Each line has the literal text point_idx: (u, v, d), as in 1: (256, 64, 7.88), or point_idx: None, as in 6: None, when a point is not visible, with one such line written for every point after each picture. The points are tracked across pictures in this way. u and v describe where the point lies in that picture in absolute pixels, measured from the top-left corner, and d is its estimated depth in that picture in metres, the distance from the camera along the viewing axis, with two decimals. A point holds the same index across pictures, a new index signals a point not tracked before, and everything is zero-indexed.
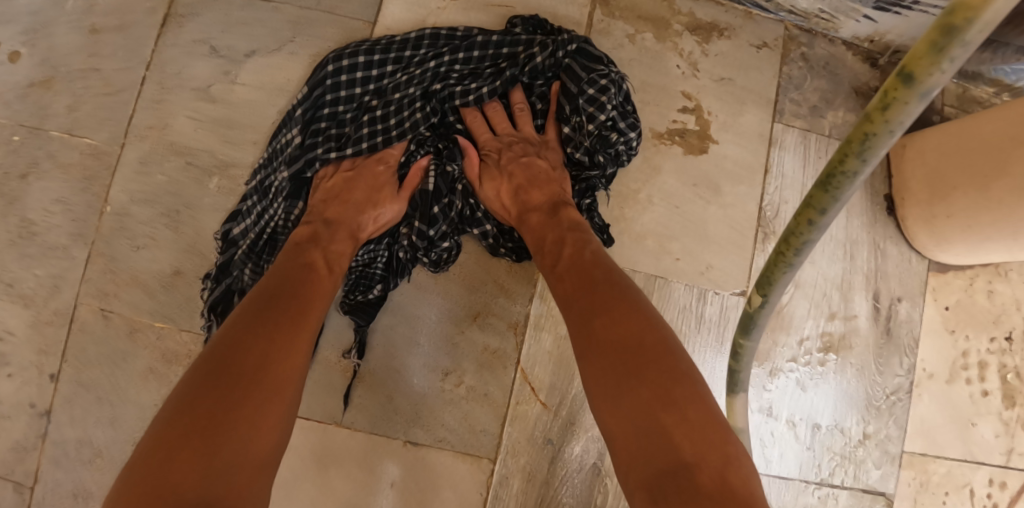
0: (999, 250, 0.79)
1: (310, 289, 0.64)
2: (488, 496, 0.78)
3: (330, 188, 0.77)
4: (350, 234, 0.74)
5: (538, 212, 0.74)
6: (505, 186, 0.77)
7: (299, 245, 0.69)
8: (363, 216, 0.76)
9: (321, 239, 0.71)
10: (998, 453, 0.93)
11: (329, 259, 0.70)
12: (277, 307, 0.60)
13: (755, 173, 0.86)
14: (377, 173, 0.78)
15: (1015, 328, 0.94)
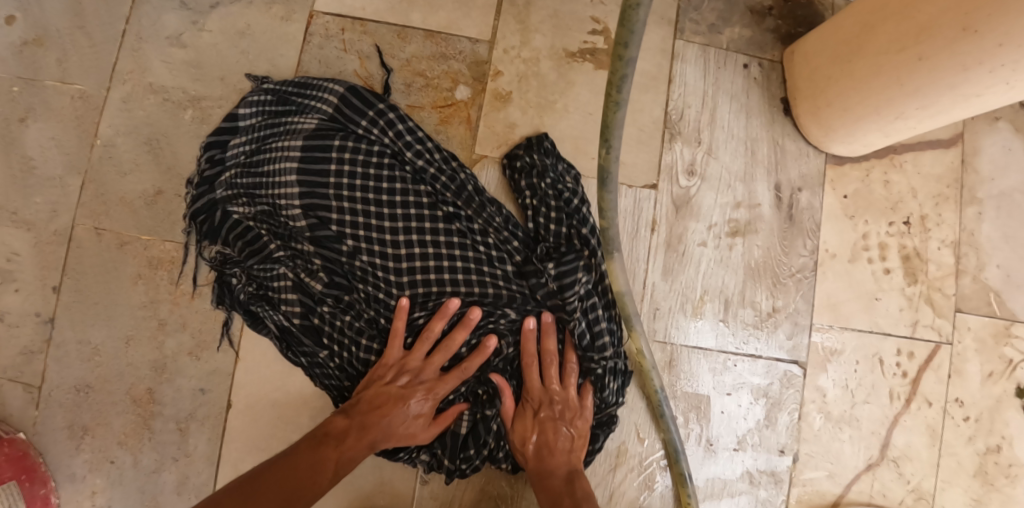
0: (874, 130, 0.90)
1: (317, 479, 0.77)
2: None
3: (373, 398, 0.83)
4: (372, 445, 0.82)
5: (556, 476, 0.83)
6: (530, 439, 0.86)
7: (325, 438, 0.80)
8: (400, 423, 0.83)
9: (349, 439, 0.80)
10: (904, 325, 1.02)
11: (341, 463, 0.79)
12: (304, 457, 0.78)
13: (659, 83, 0.98)
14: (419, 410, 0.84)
15: (911, 212, 1.04)
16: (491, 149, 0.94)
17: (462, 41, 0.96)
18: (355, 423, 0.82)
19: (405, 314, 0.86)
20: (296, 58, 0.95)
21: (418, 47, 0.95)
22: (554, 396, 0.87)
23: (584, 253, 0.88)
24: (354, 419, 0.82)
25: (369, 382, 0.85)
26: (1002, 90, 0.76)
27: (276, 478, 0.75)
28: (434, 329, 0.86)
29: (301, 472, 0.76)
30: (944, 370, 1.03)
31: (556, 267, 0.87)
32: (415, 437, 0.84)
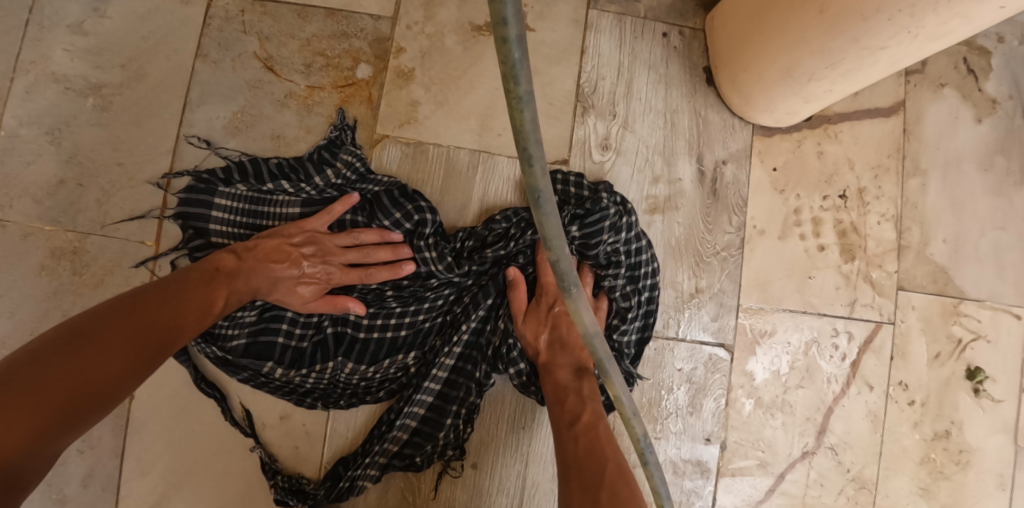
0: (792, 97, 0.85)
1: (207, 311, 0.76)
2: None
3: (279, 254, 0.83)
4: (254, 292, 0.82)
5: (563, 371, 0.84)
6: (543, 334, 0.86)
7: (215, 274, 0.78)
8: (285, 281, 0.83)
9: (238, 280, 0.79)
10: (841, 305, 0.96)
11: (229, 300, 0.79)
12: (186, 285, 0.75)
13: (571, 55, 0.94)
14: (309, 283, 0.85)
15: (848, 186, 0.98)
16: (393, 128, 0.91)
17: (363, 18, 0.93)
18: (244, 267, 0.80)
19: (317, 219, 0.86)
20: (197, 42, 0.93)
21: (320, 27, 0.93)
22: (564, 291, 0.88)
23: (610, 208, 0.86)
24: (243, 262, 0.81)
25: (269, 234, 0.85)
26: (905, 41, 0.70)
27: (163, 307, 0.72)
28: (364, 236, 0.87)
29: (190, 305, 0.74)
30: (886, 352, 0.97)
31: (580, 229, 0.85)
32: (290, 302, 0.85)
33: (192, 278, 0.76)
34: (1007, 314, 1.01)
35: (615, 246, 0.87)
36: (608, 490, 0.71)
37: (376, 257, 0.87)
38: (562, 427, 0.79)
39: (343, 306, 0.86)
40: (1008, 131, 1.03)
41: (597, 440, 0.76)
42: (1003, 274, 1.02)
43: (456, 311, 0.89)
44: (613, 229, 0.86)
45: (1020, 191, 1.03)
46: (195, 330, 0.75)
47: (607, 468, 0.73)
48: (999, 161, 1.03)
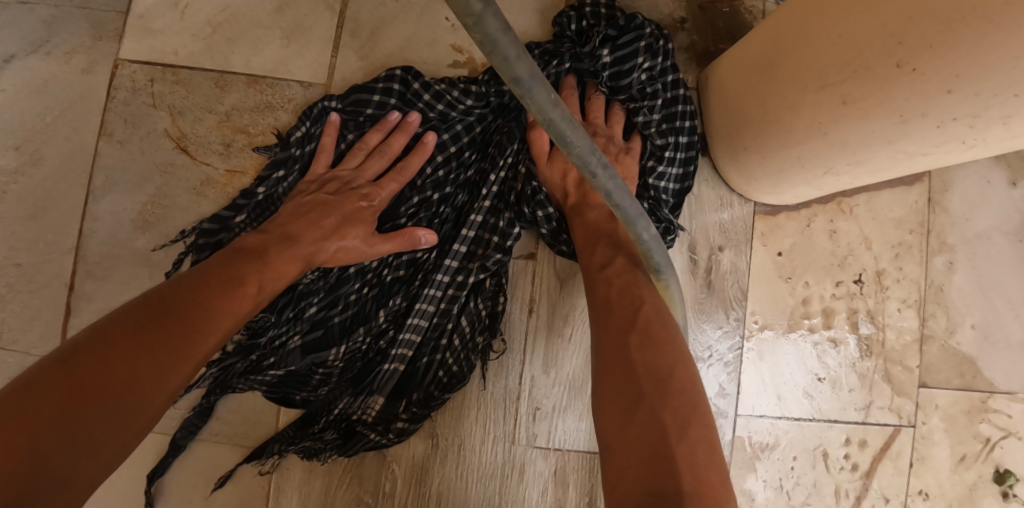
0: (799, 183, 0.70)
1: (240, 294, 0.61)
2: (270, 489, 0.75)
3: (304, 204, 0.71)
4: (306, 259, 0.68)
5: (595, 208, 0.73)
6: (573, 173, 0.75)
7: (237, 253, 0.64)
8: (328, 243, 0.69)
9: (267, 255, 0.65)
10: (854, 409, 0.84)
11: (265, 281, 0.64)
12: (214, 276, 0.61)
13: None
14: (357, 211, 0.71)
15: (865, 269, 0.85)
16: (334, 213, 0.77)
17: (291, 85, 0.80)
18: (272, 243, 0.66)
19: (333, 130, 0.75)
20: (99, 118, 0.78)
21: (241, 97, 0.79)
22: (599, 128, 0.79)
23: (646, 26, 0.77)
24: (272, 233, 0.68)
25: (297, 193, 0.73)
26: (957, 150, 0.53)
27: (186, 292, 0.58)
28: (367, 140, 0.76)
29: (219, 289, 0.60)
30: (904, 460, 0.85)
31: (612, 52, 0.78)
32: (358, 246, 0.71)
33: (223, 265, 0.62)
34: None
35: (643, 62, 0.78)
36: (640, 329, 0.62)
37: (391, 146, 0.75)
38: (590, 272, 0.69)
39: (416, 236, 0.73)
40: None
41: (629, 273, 0.67)
42: None
43: (478, 169, 0.79)
44: (648, 59, 0.78)
45: None
46: (232, 315, 0.60)
47: (643, 304, 0.64)
48: None
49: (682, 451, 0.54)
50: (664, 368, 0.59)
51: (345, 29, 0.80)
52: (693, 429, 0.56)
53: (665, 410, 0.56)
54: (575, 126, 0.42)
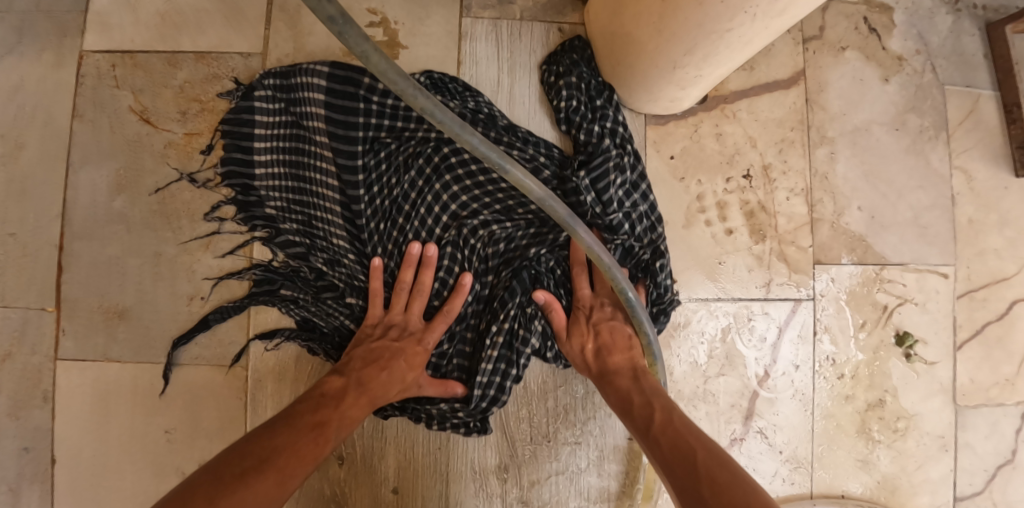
0: (667, 85, 0.82)
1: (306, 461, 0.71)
2: (247, 400, 0.88)
3: (370, 351, 0.82)
4: (372, 402, 0.79)
5: (619, 375, 0.82)
6: (589, 343, 0.84)
7: (323, 396, 0.77)
8: (394, 383, 0.81)
9: (343, 403, 0.77)
10: (755, 287, 0.95)
11: (341, 426, 0.76)
12: (282, 443, 0.71)
13: (448, 68, 0.92)
14: (416, 355, 0.83)
15: (752, 165, 0.96)
16: None
17: (232, 58, 0.92)
18: (351, 381, 0.79)
19: (378, 274, 0.85)
20: (71, 102, 0.91)
21: (191, 72, 0.92)
22: (603, 300, 0.88)
23: (611, 149, 0.86)
24: (350, 377, 0.79)
25: (360, 342, 0.83)
26: (747, 21, 0.65)
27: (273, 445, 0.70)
28: (404, 278, 0.85)
29: (285, 457, 0.69)
30: (807, 330, 0.96)
31: (588, 174, 0.85)
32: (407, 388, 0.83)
33: (287, 421, 0.73)
34: (934, 274, 1.02)
35: (615, 169, 0.86)
36: (696, 466, 0.68)
37: (416, 309, 0.86)
38: (641, 434, 0.75)
39: (455, 389, 0.85)
40: (918, 86, 1.05)
41: (676, 435, 0.73)
42: (925, 235, 1.03)
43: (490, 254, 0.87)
44: (620, 168, 0.86)
45: (933, 147, 1.05)
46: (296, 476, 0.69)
47: (697, 452, 0.70)
48: (912, 119, 1.04)
49: None
50: (732, 489, 0.65)
51: (275, 5, 0.92)
52: None
53: None
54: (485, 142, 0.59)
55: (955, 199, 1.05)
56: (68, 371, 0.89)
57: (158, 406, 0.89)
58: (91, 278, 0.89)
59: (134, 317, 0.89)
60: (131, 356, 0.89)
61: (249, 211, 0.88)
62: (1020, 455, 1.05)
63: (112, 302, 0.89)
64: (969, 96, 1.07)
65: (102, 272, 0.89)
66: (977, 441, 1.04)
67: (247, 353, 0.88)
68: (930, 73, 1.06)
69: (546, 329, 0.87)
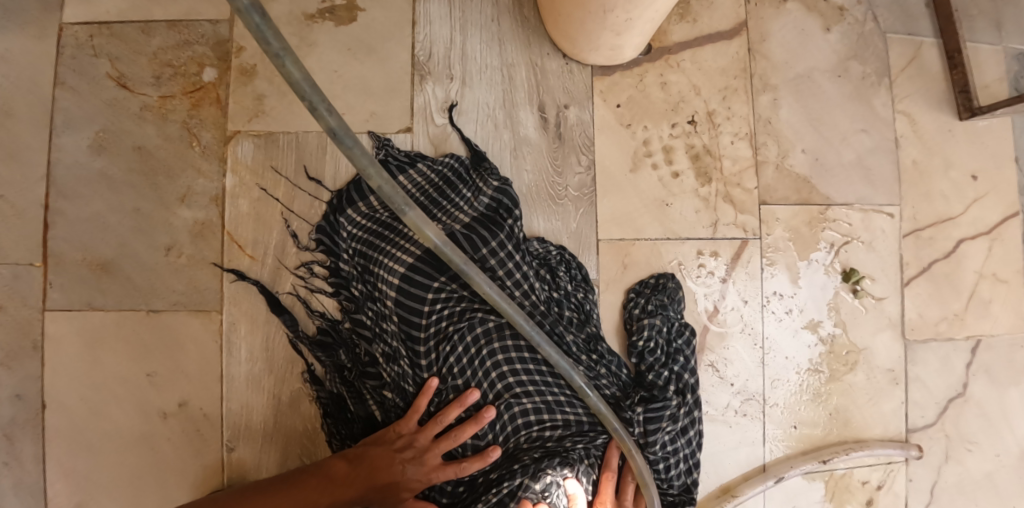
0: (603, 33, 0.88)
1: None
2: (223, 342, 0.94)
3: (376, 456, 0.84)
4: (361, 496, 0.83)
5: None
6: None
7: (323, 477, 0.81)
8: (393, 487, 0.85)
9: (336, 490, 0.81)
10: (703, 227, 1.00)
11: (331, 502, 0.80)
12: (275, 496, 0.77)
13: (403, 27, 0.96)
14: (412, 483, 0.86)
15: (696, 112, 1.01)
16: (243, 123, 0.95)
17: (202, 25, 0.97)
18: (353, 475, 0.83)
19: (428, 397, 0.88)
20: (53, 71, 0.97)
21: (163, 39, 0.97)
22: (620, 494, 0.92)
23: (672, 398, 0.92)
24: (354, 468, 0.83)
25: (375, 440, 0.87)
26: None
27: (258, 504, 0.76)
28: (447, 416, 0.88)
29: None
30: (754, 267, 1.01)
31: (644, 411, 0.90)
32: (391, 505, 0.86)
33: (282, 483, 0.79)
34: (880, 214, 1.07)
35: (683, 374, 0.93)
36: None
37: (450, 434, 0.88)
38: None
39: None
40: (860, 35, 1.09)
41: None
42: (870, 177, 1.07)
43: (535, 417, 0.91)
44: (676, 422, 0.91)
45: (876, 93, 1.09)
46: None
47: None
48: (854, 66, 1.09)
49: None
50: None
51: None
52: None
53: None
54: (413, 210, 0.64)
55: (899, 142, 1.09)
56: (56, 320, 0.95)
57: (141, 351, 0.95)
58: (77, 233, 0.95)
59: (117, 269, 0.95)
60: (115, 305, 0.95)
61: (333, 252, 0.93)
62: (971, 388, 1.09)
63: (96, 254, 0.95)
64: (911, 44, 1.11)
65: (87, 227, 0.95)
66: (927, 375, 1.08)
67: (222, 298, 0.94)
68: (872, 22, 1.10)
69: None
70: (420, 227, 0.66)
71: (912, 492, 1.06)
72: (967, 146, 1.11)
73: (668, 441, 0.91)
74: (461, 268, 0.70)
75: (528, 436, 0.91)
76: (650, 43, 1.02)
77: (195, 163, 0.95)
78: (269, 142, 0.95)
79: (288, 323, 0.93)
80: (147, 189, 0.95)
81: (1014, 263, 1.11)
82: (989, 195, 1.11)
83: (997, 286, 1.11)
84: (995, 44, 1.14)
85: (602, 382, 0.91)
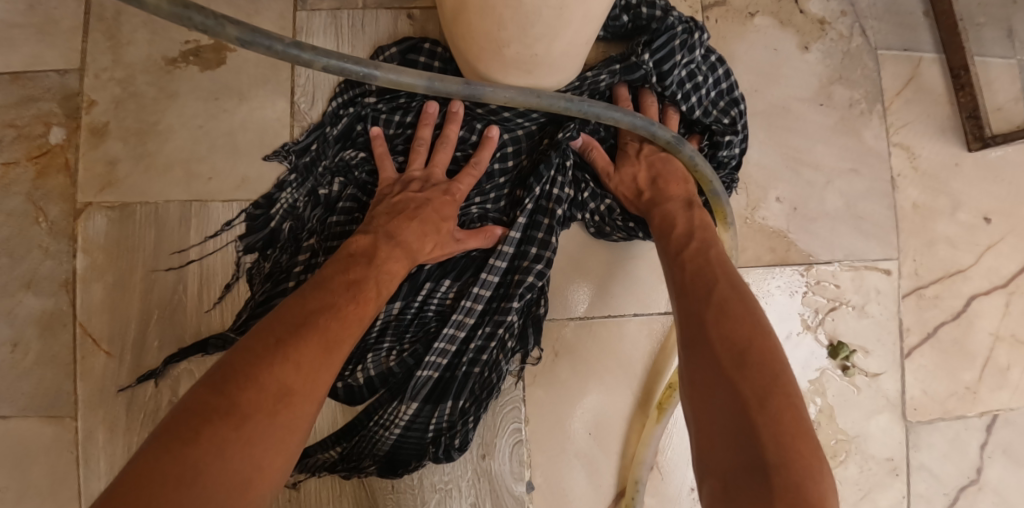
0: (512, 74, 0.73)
1: (361, 296, 0.65)
2: (79, 453, 0.79)
3: (396, 203, 0.74)
4: (409, 257, 0.71)
5: (674, 202, 0.76)
6: (642, 174, 0.80)
7: (352, 256, 0.68)
8: (432, 199, 0.75)
9: (377, 257, 0.69)
10: (653, 298, 0.84)
11: (381, 283, 0.67)
12: (333, 290, 0.64)
13: (281, 69, 0.82)
14: (444, 205, 0.75)
15: None
16: (94, 194, 0.80)
17: (47, 76, 0.81)
18: (377, 235, 0.71)
19: (383, 140, 0.78)
20: None
21: (4, 94, 0.81)
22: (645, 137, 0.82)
23: (676, 25, 0.80)
24: (377, 232, 0.71)
25: (380, 197, 0.76)
26: None
27: (313, 300, 0.62)
28: (421, 134, 0.78)
29: (342, 300, 0.63)
30: None
31: (652, 56, 0.79)
32: (444, 242, 0.75)
33: (327, 276, 0.66)
34: (873, 271, 0.88)
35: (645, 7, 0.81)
36: (717, 306, 0.63)
37: (477, 158, 0.78)
38: (669, 257, 0.71)
39: (495, 231, 0.79)
40: (845, 53, 0.91)
41: (732, 293, 0.64)
42: (862, 227, 0.89)
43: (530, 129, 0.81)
44: (688, 47, 0.80)
45: (867, 123, 0.90)
46: (358, 320, 0.64)
47: (712, 270, 0.67)
48: (839, 91, 0.90)
49: (765, 424, 0.53)
50: (742, 340, 0.59)
51: (92, 15, 0.82)
52: (779, 409, 0.54)
53: (771, 409, 0.54)
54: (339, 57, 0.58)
55: (896, 181, 0.90)
56: None
57: None
58: None
59: None
60: None
61: (251, 244, 0.79)
62: (985, 473, 0.92)
63: None
64: (908, 62, 0.93)
65: None
66: (933, 461, 0.90)
67: (75, 400, 0.79)
68: (860, 36, 0.91)
69: (582, 178, 0.83)
70: (399, 80, 0.62)
71: None
72: (977, 183, 0.94)
73: (687, 79, 0.82)
74: (463, 93, 0.66)
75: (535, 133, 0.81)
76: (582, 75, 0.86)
77: (41, 241, 0.80)
78: (123, 215, 0.80)
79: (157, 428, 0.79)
80: None
81: None
82: (1006, 239, 0.94)
83: (1016, 349, 0.93)
84: (1008, 58, 0.96)
85: (586, 74, 0.80)
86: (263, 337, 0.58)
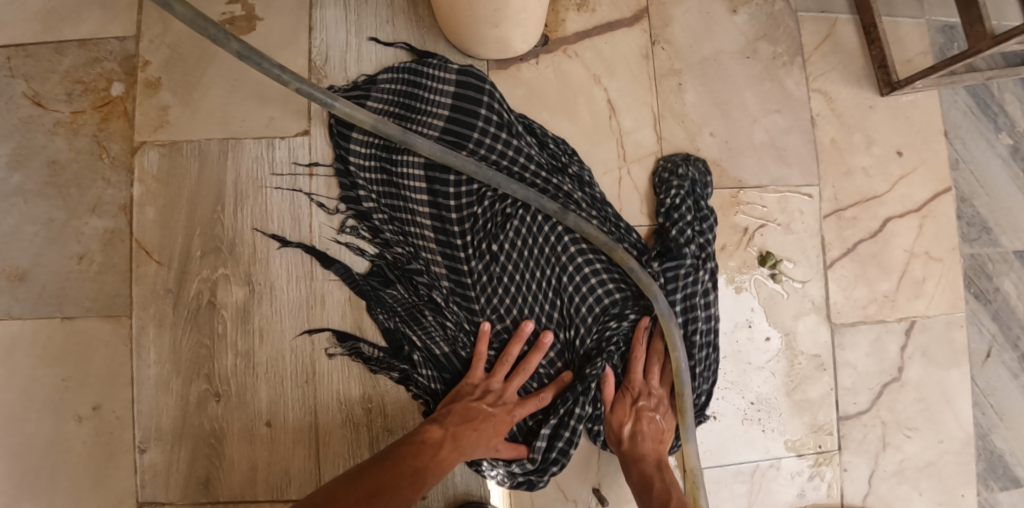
0: (483, 27, 0.90)
1: (421, 482, 0.83)
2: (133, 345, 0.97)
3: (465, 413, 0.89)
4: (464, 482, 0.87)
5: (645, 461, 0.91)
6: (627, 425, 0.92)
7: (423, 442, 0.86)
8: (483, 401, 0.91)
9: (439, 454, 0.85)
10: None
11: (436, 460, 0.85)
12: (401, 466, 0.83)
13: (300, 33, 1.00)
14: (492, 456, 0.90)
15: (595, 98, 1.03)
16: (149, 134, 0.98)
17: (110, 42, 1.00)
18: (449, 435, 0.87)
19: (485, 341, 0.94)
20: None
21: (75, 58, 1.00)
22: (653, 388, 0.95)
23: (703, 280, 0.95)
24: (447, 431, 0.87)
25: (460, 393, 0.92)
26: None
27: (384, 472, 0.81)
28: (512, 351, 0.93)
29: (408, 473, 0.82)
30: None
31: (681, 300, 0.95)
32: (486, 449, 0.90)
33: (404, 443, 0.85)
34: (797, 195, 1.04)
35: (690, 198, 0.97)
36: None
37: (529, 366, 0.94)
38: None
39: (524, 452, 0.93)
40: (769, 15, 1.08)
41: None
42: (785, 158, 1.05)
43: (559, 288, 0.95)
44: (691, 277, 0.95)
45: (789, 72, 1.07)
46: (410, 497, 0.82)
47: None
48: (764, 47, 1.07)
49: None
50: None
51: None
52: None
53: None
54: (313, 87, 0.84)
55: (815, 120, 1.07)
56: None
57: (59, 355, 0.97)
58: None
59: (32, 277, 0.98)
60: (31, 313, 0.97)
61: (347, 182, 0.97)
62: (907, 372, 1.06)
63: (13, 265, 0.98)
64: (826, 21, 1.09)
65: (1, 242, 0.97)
66: (858, 360, 1.05)
67: (132, 301, 0.97)
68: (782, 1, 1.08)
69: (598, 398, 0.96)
70: (353, 115, 0.87)
71: (847, 480, 1.04)
72: (891, 123, 1.09)
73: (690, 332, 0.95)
74: (400, 138, 0.89)
75: (564, 319, 0.96)
76: (547, 34, 1.03)
77: (105, 174, 0.98)
78: (171, 152, 0.98)
79: (200, 322, 0.96)
80: (56, 200, 0.98)
81: (944, 240, 1.09)
82: (917, 170, 1.09)
83: (929, 264, 1.08)
84: (916, 18, 1.12)
85: (627, 234, 0.98)
86: (343, 496, 0.78)
